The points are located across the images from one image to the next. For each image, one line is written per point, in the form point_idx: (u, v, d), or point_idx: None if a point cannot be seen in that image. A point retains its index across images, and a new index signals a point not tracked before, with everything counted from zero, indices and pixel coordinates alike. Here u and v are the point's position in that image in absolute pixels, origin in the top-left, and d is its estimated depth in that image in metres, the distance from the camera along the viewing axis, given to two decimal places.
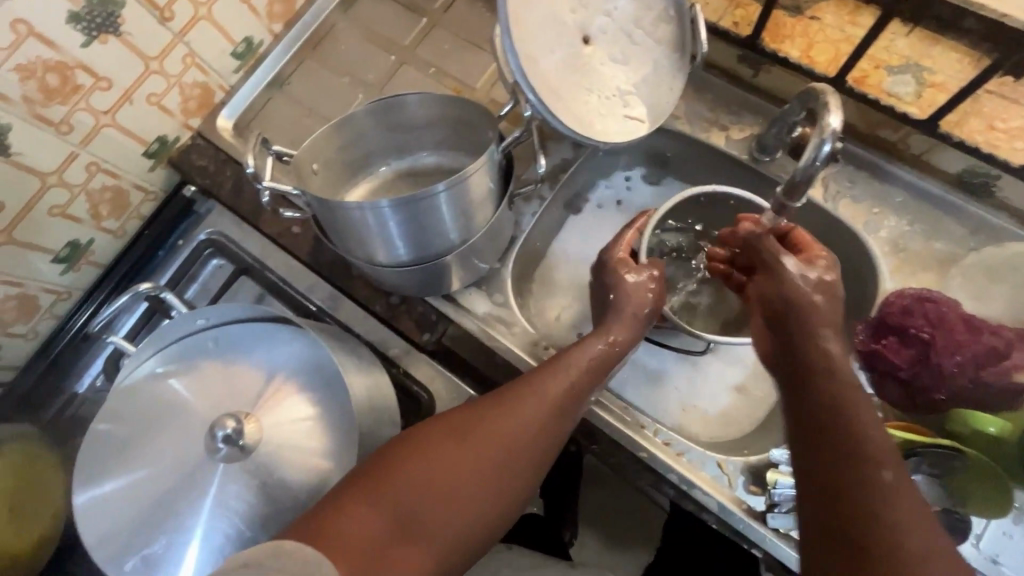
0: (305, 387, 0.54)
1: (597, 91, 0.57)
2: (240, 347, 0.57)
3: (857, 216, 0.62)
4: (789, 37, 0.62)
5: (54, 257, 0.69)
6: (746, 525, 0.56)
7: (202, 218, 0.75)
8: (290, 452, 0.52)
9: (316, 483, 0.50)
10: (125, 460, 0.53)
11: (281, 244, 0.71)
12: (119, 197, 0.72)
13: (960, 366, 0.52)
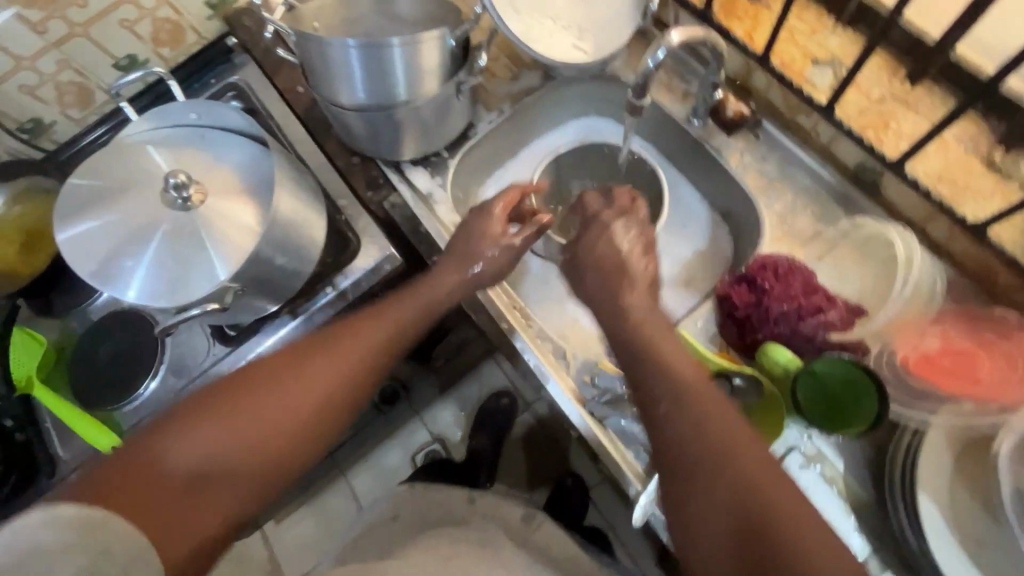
0: (251, 191, 0.65)
1: (552, 18, 0.67)
2: (214, 145, 0.68)
3: (757, 186, 0.70)
4: (738, 17, 0.69)
5: (115, 63, 0.87)
6: (568, 406, 0.64)
7: (235, 67, 0.90)
8: (221, 230, 0.63)
9: (232, 259, 0.62)
10: (94, 199, 0.65)
11: (287, 99, 0.85)
12: (175, 30, 0.88)
13: (784, 313, 0.59)
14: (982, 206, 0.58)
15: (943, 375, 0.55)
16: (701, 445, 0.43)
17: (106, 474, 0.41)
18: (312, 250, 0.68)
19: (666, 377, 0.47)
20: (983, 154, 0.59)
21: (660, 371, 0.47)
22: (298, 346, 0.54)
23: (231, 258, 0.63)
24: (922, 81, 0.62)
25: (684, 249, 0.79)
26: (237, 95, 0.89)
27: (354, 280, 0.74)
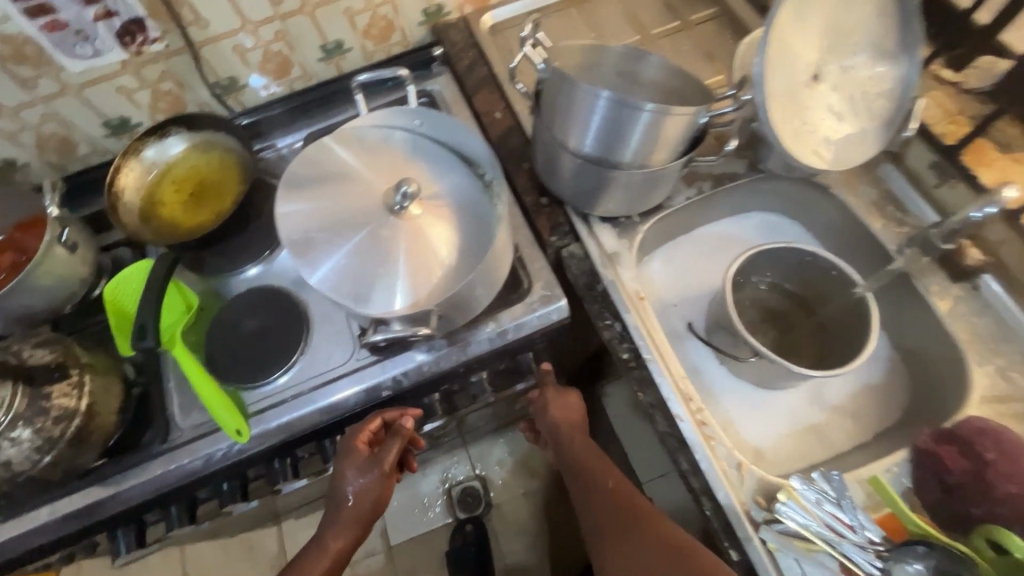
0: (464, 216, 0.63)
1: (804, 119, 0.65)
2: (431, 158, 0.67)
3: (971, 343, 0.66)
4: (987, 166, 0.68)
5: (323, 44, 0.86)
6: (740, 525, 0.59)
7: (432, 76, 0.90)
8: (428, 249, 0.61)
9: (432, 284, 0.60)
10: (311, 183, 0.64)
11: (481, 123, 0.85)
12: (386, 28, 0.88)
13: (1007, 494, 0.55)
14: None
15: None
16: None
17: None
18: (496, 289, 0.64)
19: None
20: None
21: (620, 561, 0.60)
22: None
23: (431, 282, 0.60)
24: None
25: (857, 379, 0.74)
26: (428, 104, 0.88)
27: (520, 325, 0.70)
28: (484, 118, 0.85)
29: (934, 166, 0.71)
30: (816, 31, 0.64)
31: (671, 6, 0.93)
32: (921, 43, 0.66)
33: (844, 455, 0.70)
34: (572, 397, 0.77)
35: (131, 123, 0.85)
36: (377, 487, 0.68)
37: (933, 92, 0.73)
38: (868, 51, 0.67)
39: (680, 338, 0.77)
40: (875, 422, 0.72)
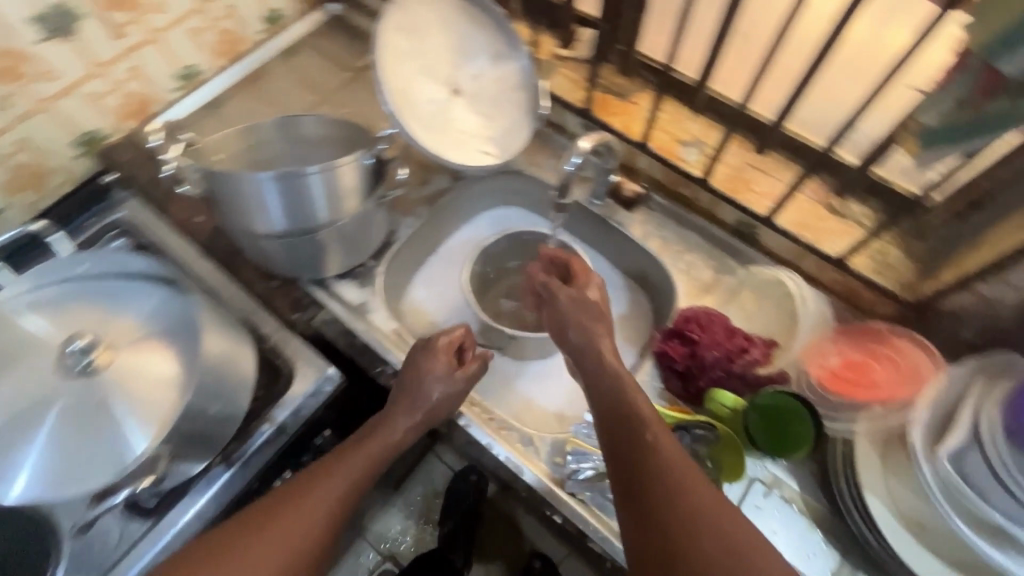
0: (157, 342, 0.71)
1: (452, 130, 0.82)
2: (115, 299, 0.74)
3: (664, 251, 0.89)
4: (613, 114, 0.92)
5: (75, 137, 0.87)
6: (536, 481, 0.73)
7: (118, 204, 0.93)
8: (124, 382, 0.67)
9: (148, 404, 0.66)
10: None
11: (185, 231, 0.92)
12: (140, 103, 0.93)
13: (715, 358, 0.74)
14: (836, 242, 0.80)
15: (846, 382, 0.71)
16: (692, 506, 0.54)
17: (200, 549, 0.55)
18: (337, 263, 0.82)
19: (666, 452, 0.58)
20: (824, 204, 0.81)
21: (664, 530, 0.53)
22: (280, 497, 0.60)
23: (146, 402, 0.66)
24: (790, 158, 0.82)
25: (611, 311, 0.93)
26: (122, 234, 0.91)
27: (361, 280, 0.86)
28: (187, 227, 0.93)
29: (586, 125, 0.93)
30: (419, 48, 0.80)
31: (337, 60, 1.12)
32: (517, 34, 0.84)
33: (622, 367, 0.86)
34: (587, 291, 0.75)
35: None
36: (461, 389, 0.73)
37: (559, 70, 0.96)
38: (479, 53, 0.85)
39: (482, 279, 0.94)
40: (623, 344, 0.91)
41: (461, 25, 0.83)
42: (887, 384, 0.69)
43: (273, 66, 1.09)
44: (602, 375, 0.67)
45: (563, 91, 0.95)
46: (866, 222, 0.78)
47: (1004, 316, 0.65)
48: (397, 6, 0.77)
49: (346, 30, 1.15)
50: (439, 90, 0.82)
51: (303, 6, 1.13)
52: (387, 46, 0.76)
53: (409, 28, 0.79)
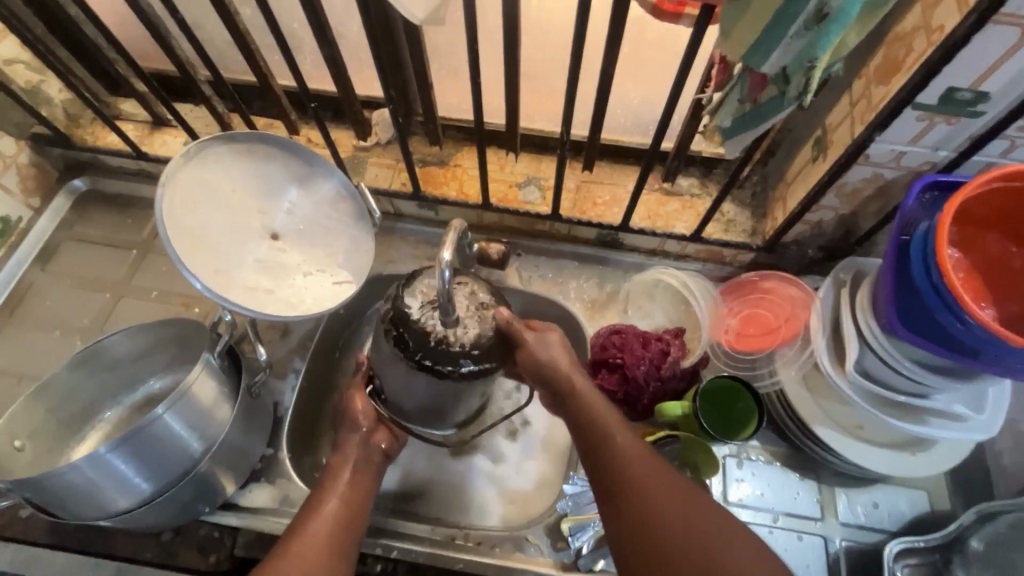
0: None
1: (299, 279, 0.73)
2: None
3: (551, 286, 0.90)
4: (444, 183, 0.89)
5: None
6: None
7: None
8: None
9: None
10: None
11: (16, 536, 0.71)
12: None
13: (646, 372, 0.76)
14: (684, 220, 0.86)
15: (753, 338, 0.79)
16: (659, 510, 0.56)
17: None
18: (226, 482, 0.69)
19: (633, 457, 0.59)
20: (659, 190, 0.88)
21: (639, 500, 0.57)
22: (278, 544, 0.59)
23: None
24: (614, 159, 0.89)
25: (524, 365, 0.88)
26: None
27: (266, 477, 0.74)
28: (13, 528, 0.71)
29: (421, 204, 0.90)
30: (219, 212, 0.69)
31: (113, 242, 0.94)
32: (316, 152, 0.77)
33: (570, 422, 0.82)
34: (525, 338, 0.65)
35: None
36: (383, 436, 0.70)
37: (369, 160, 0.91)
38: (286, 185, 0.76)
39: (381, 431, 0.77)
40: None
41: (247, 161, 0.73)
42: (785, 320, 0.78)
43: (35, 280, 0.90)
44: (577, 411, 0.63)
45: (381, 181, 0.90)
46: (697, 192, 0.87)
47: (829, 228, 0.77)
48: (172, 181, 0.65)
49: (106, 202, 0.97)
50: (260, 241, 0.72)
51: (39, 197, 0.93)
52: (182, 232, 0.64)
53: (197, 197, 0.67)
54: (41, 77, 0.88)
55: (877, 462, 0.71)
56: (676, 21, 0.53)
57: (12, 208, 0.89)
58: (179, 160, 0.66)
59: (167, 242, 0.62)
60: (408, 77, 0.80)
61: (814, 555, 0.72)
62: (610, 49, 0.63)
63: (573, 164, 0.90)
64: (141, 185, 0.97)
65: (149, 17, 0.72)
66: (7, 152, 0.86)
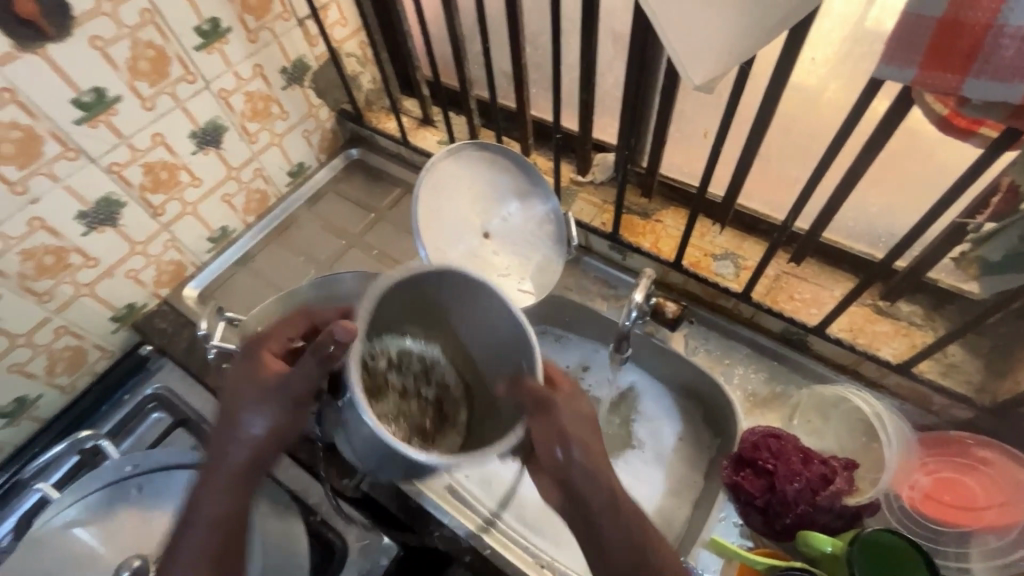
0: None
1: (493, 277, 0.83)
2: None
3: (715, 365, 0.86)
4: (642, 233, 0.92)
5: (113, 314, 0.93)
6: None
7: (152, 373, 0.96)
8: None
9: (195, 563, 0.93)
10: None
11: None
12: (178, 268, 1.01)
13: (798, 491, 0.69)
14: (893, 346, 0.77)
15: (948, 508, 0.66)
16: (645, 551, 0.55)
17: None
18: None
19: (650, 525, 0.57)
20: (871, 306, 0.80)
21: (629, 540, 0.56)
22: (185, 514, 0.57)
23: None
24: (826, 261, 0.84)
25: (665, 440, 0.89)
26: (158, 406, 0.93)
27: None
28: (226, 391, 0.91)
29: (612, 247, 0.94)
30: (455, 202, 0.82)
31: (361, 203, 1.15)
32: (542, 176, 0.85)
33: (694, 519, 0.80)
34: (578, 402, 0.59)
35: (28, 400, 0.87)
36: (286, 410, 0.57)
37: (580, 195, 0.99)
38: (509, 197, 0.86)
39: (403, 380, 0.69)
40: (688, 490, 0.85)
41: (488, 168, 0.85)
42: (997, 504, 0.65)
43: (300, 215, 1.14)
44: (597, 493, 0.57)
45: (585, 215, 0.96)
46: (919, 321, 0.78)
47: None
48: (432, 169, 0.79)
49: (366, 171, 1.20)
50: (474, 235, 0.83)
51: (326, 155, 1.18)
52: (426, 209, 0.77)
53: (444, 184, 0.81)
54: (362, 69, 1.13)
55: None
56: (966, 137, 0.49)
57: (306, 157, 1.14)
58: (443, 154, 0.80)
59: (413, 213, 0.75)
60: (643, 131, 0.86)
61: None
62: (872, 150, 0.60)
63: (778, 255, 0.86)
64: (394, 166, 1.18)
65: (458, 41, 0.89)
66: (321, 116, 1.12)
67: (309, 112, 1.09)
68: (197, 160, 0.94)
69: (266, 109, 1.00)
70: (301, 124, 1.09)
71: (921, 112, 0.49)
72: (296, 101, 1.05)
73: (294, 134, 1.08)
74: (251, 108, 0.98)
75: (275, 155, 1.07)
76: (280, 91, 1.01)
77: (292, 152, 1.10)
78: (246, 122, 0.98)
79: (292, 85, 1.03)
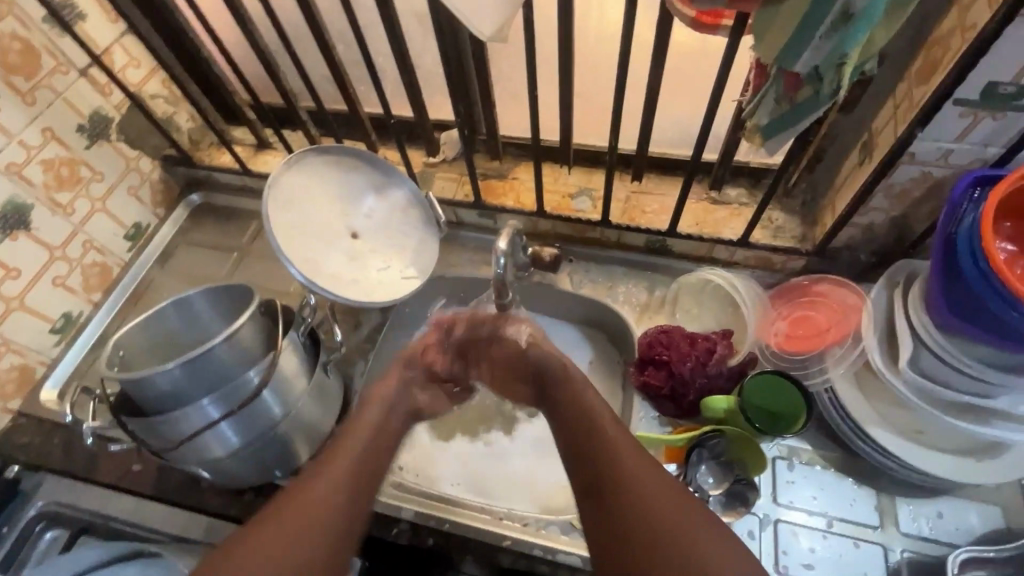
0: None
1: (372, 273, 0.83)
2: None
3: (600, 290, 0.94)
4: (502, 194, 0.97)
5: None
6: None
7: (29, 494, 0.84)
8: None
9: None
10: None
11: (126, 487, 0.82)
12: (23, 373, 0.89)
13: (691, 368, 0.78)
14: (732, 227, 0.89)
15: (803, 340, 0.79)
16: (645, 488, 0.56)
17: None
18: (297, 451, 0.78)
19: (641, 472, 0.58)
20: (707, 198, 0.91)
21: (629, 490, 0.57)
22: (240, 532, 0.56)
23: None
24: (664, 171, 0.94)
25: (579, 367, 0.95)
26: (51, 523, 0.83)
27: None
28: (126, 480, 0.83)
29: (481, 214, 0.98)
30: (311, 211, 0.81)
31: (219, 246, 1.09)
32: (393, 164, 0.87)
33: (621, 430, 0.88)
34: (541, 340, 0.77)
35: None
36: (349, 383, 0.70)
37: (437, 175, 1.01)
38: (365, 192, 0.87)
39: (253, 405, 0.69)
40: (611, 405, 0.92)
41: (337, 170, 0.84)
42: (834, 324, 0.77)
43: (154, 278, 1.05)
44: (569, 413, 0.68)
45: (446, 192, 0.99)
46: (744, 200, 0.90)
47: (880, 231, 0.77)
48: (276, 183, 0.78)
49: (214, 213, 1.12)
50: (342, 239, 0.83)
51: (164, 209, 1.10)
52: (281, 225, 0.76)
53: (294, 196, 0.79)
54: (174, 109, 1.05)
55: (941, 469, 0.68)
56: (714, 31, 0.60)
57: (141, 216, 1.05)
58: (281, 166, 0.78)
59: (268, 232, 0.73)
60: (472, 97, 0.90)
61: (872, 563, 0.70)
62: (656, 61, 0.69)
63: (621, 178, 0.95)
64: (243, 200, 1.12)
65: (264, 52, 0.87)
66: (143, 169, 1.03)
67: (128, 167, 1.00)
68: (6, 250, 0.84)
69: (74, 175, 0.91)
70: (122, 181, 1.00)
71: (674, 18, 0.58)
72: (109, 159, 0.96)
73: (117, 194, 0.99)
74: (55, 176, 0.88)
75: (103, 223, 0.97)
76: (85, 151, 0.92)
77: (123, 215, 1.01)
78: (53, 194, 0.89)
79: (97, 142, 0.94)
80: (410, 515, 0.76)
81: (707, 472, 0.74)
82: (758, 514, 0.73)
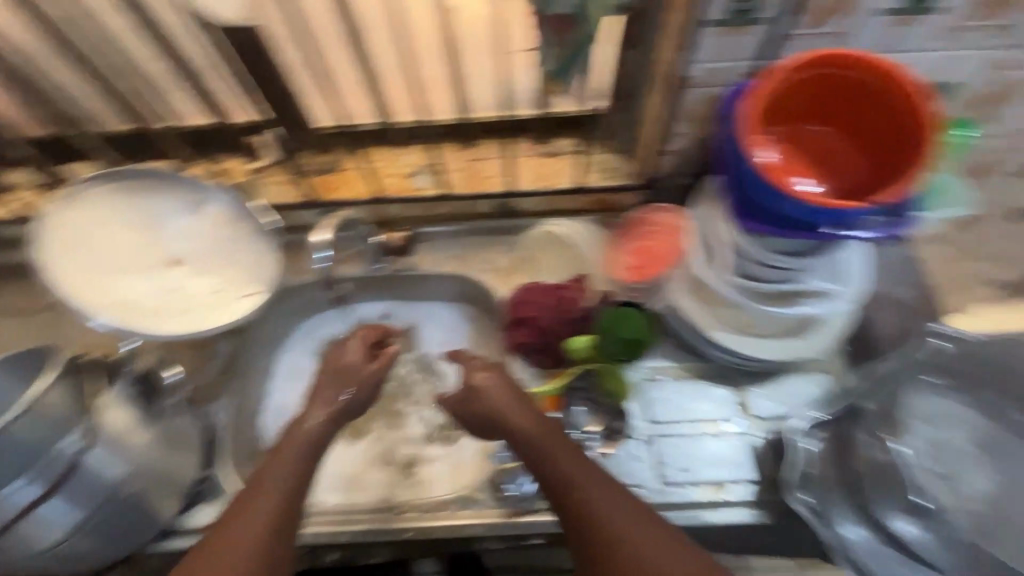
0: None
1: (201, 299, 0.77)
2: None
3: (458, 264, 0.94)
4: (337, 188, 0.93)
5: None
6: (508, 524, 0.74)
7: None
8: None
9: None
10: None
11: None
12: None
13: (552, 318, 0.80)
14: (567, 175, 0.92)
15: (645, 268, 0.83)
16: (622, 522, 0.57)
17: None
18: (157, 511, 0.72)
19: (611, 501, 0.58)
20: (543, 152, 0.92)
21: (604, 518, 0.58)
22: None
23: None
24: (499, 132, 0.91)
25: (456, 339, 0.93)
26: None
27: (209, 497, 0.79)
28: None
29: (322, 213, 0.93)
30: (111, 247, 0.74)
31: (27, 308, 0.94)
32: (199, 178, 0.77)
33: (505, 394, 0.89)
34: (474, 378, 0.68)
35: None
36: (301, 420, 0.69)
37: (265, 180, 0.93)
38: (173, 214, 0.78)
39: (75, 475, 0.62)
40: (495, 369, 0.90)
41: (131, 196, 0.76)
42: (664, 246, 0.83)
43: None
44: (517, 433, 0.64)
45: (279, 197, 0.93)
46: (578, 147, 0.92)
47: (689, 154, 0.84)
48: (58, 223, 0.72)
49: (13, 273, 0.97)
50: (157, 269, 0.77)
51: None
52: (72, 269, 0.72)
53: (87, 235, 0.74)
54: None
55: (770, 351, 0.78)
56: None
57: None
58: (57, 205, 0.72)
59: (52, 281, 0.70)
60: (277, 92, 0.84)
61: (736, 451, 0.78)
62: None
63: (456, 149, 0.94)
64: None
65: None
66: None
67: None
68: None
69: None
70: None
71: None
72: None
73: None
74: None
75: None
76: None
77: None
78: None
79: None
80: (310, 535, 0.75)
81: (583, 412, 0.78)
82: (636, 437, 0.79)
